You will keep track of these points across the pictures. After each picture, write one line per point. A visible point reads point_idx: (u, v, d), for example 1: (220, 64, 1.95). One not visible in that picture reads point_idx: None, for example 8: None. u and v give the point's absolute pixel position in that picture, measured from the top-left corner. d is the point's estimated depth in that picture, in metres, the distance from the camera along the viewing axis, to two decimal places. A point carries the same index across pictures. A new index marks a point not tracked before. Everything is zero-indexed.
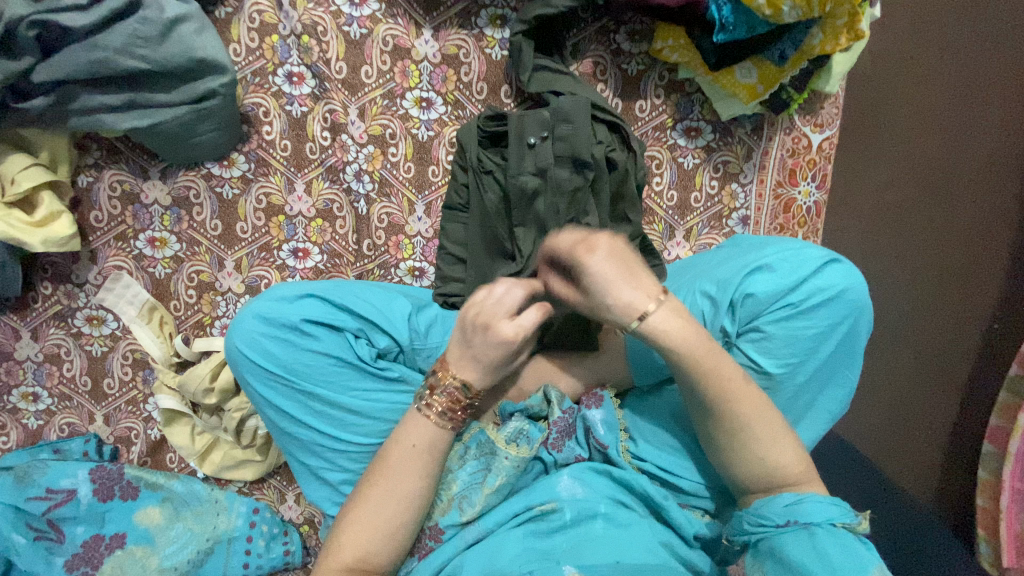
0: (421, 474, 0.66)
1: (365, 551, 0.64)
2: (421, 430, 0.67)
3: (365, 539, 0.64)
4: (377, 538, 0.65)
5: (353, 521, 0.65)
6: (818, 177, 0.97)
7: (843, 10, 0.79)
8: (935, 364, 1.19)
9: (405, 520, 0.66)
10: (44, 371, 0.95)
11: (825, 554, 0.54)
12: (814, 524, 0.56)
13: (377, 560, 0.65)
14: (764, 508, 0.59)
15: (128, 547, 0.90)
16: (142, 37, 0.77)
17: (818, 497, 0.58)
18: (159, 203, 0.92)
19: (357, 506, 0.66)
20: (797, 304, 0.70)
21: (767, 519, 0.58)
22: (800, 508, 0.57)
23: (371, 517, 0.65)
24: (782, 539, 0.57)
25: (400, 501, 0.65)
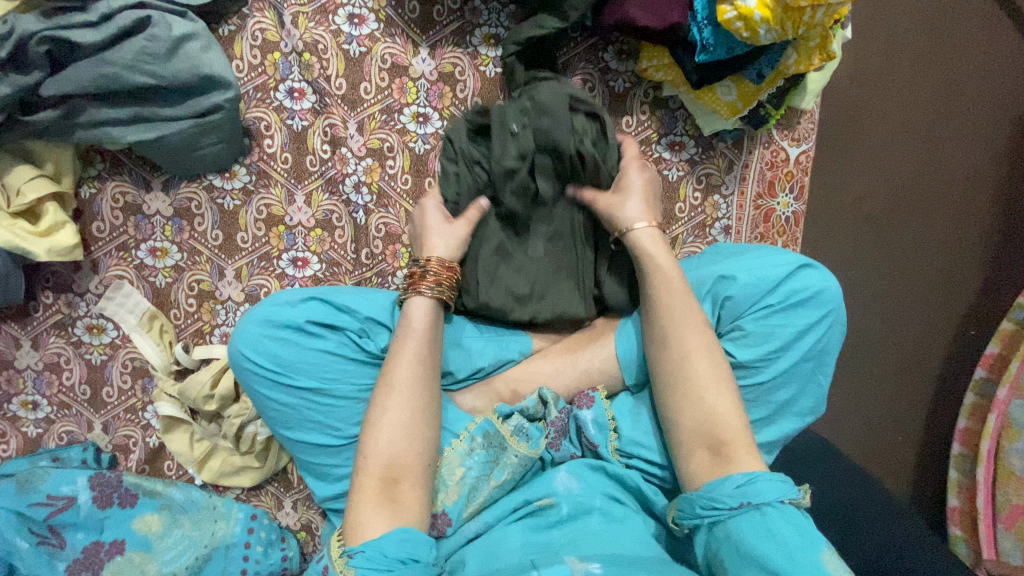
0: (412, 355, 0.72)
1: (389, 453, 0.66)
2: (407, 319, 0.74)
3: (388, 442, 0.67)
4: (401, 437, 0.67)
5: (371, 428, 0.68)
6: (796, 190, 1.02)
7: (815, 32, 0.85)
8: (909, 365, 1.25)
9: (421, 415, 0.69)
10: (44, 379, 0.96)
11: (778, 534, 0.57)
12: (765, 503, 0.59)
13: (406, 463, 0.66)
14: (715, 492, 0.62)
15: (127, 553, 0.91)
16: (150, 54, 0.80)
17: (766, 473, 0.61)
18: (161, 214, 0.94)
19: (376, 417, 0.68)
20: (774, 305, 0.75)
21: (719, 504, 0.61)
22: (750, 489, 0.60)
23: (390, 420, 0.68)
24: (736, 522, 0.60)
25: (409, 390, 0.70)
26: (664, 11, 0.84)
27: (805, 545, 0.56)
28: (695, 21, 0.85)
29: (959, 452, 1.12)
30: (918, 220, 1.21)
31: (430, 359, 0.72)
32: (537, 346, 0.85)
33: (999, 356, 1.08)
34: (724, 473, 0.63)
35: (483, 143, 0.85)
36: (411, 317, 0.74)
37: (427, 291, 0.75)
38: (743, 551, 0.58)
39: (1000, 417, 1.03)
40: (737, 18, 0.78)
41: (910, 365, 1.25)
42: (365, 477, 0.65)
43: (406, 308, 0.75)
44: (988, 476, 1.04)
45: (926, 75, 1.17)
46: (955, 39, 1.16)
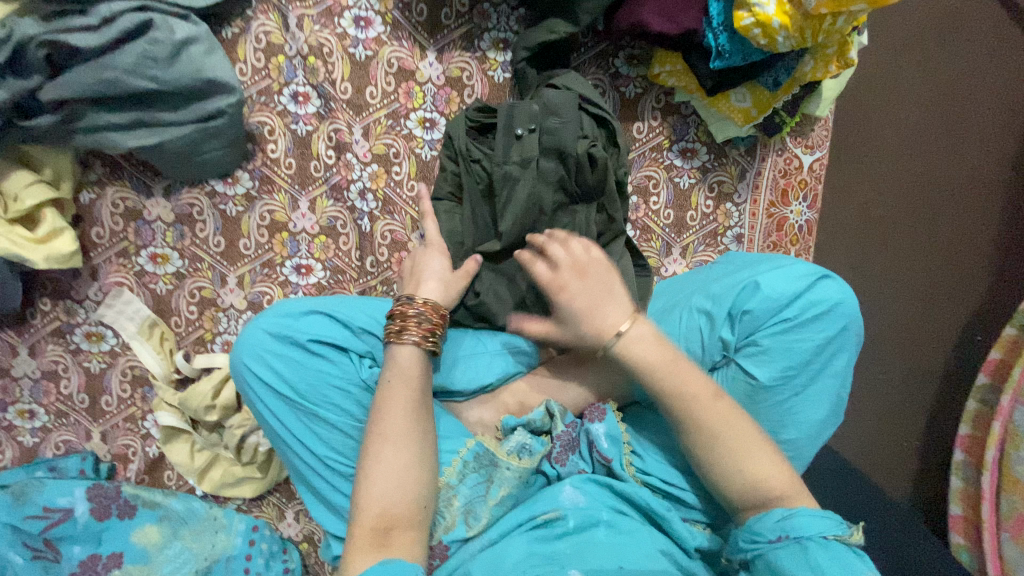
0: (406, 403, 0.68)
1: (382, 504, 0.63)
2: (396, 366, 0.70)
3: (380, 494, 0.64)
4: (393, 484, 0.64)
5: (365, 478, 0.65)
6: (810, 198, 1.01)
7: (833, 40, 0.83)
8: (920, 375, 1.23)
9: (415, 466, 0.66)
10: (41, 388, 0.94)
11: (819, 565, 0.57)
12: (804, 538, 0.59)
13: (399, 516, 0.63)
14: (756, 525, 0.62)
15: (124, 567, 0.89)
16: (151, 58, 0.78)
17: (806, 509, 0.61)
18: (163, 220, 0.92)
19: (367, 466, 0.65)
20: (791, 319, 0.73)
21: (759, 536, 0.61)
22: (790, 522, 0.60)
23: (380, 468, 0.65)
24: (776, 555, 0.59)
25: (400, 442, 0.66)
26: (679, 16, 0.82)
27: None
28: (709, 27, 0.82)
29: (961, 458, 1.10)
30: (933, 228, 1.18)
31: (420, 404, 0.69)
32: (546, 358, 0.83)
33: (999, 363, 1.06)
34: (765, 511, 0.63)
35: (485, 142, 0.88)
36: (399, 363, 0.70)
37: (411, 339, 0.71)
38: None
39: (1004, 424, 1.01)
40: (754, 25, 0.76)
41: (922, 375, 1.23)
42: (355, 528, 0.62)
43: (391, 357, 0.71)
44: (992, 482, 1.01)
45: (941, 81, 1.15)
46: (971, 45, 1.14)
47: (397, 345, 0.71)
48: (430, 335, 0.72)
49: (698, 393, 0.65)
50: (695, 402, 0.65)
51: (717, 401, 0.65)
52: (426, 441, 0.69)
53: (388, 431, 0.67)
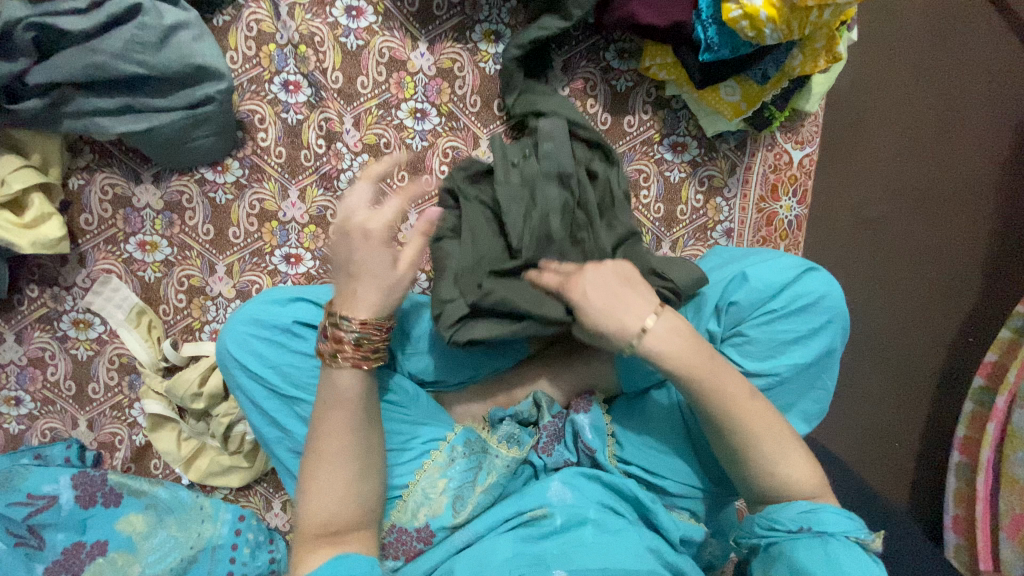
0: (346, 416, 0.65)
1: (328, 514, 0.63)
2: (331, 382, 0.65)
3: (325, 504, 0.63)
4: (338, 495, 0.64)
5: (307, 488, 0.64)
6: (799, 193, 1.00)
7: (821, 33, 0.84)
8: (907, 371, 1.24)
9: (361, 473, 0.65)
10: (28, 374, 0.94)
11: (834, 560, 0.60)
12: (827, 533, 0.62)
13: (346, 521, 0.64)
14: (778, 514, 0.64)
15: (109, 555, 0.89)
16: (140, 43, 0.78)
17: (830, 506, 0.64)
18: (152, 207, 0.92)
19: (310, 477, 0.64)
20: (777, 310, 0.74)
21: (779, 524, 0.64)
22: (814, 516, 0.63)
23: (323, 483, 0.64)
24: (794, 544, 0.62)
25: (342, 453, 0.64)
26: (668, 9, 0.84)
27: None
28: (699, 19, 0.83)
29: (959, 461, 1.11)
30: (922, 225, 1.19)
31: (362, 414, 0.65)
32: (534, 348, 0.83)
33: (995, 365, 1.06)
34: (786, 501, 0.66)
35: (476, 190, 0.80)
36: (334, 380, 0.65)
37: (346, 362, 0.64)
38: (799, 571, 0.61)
39: (1000, 425, 1.02)
40: (742, 17, 0.77)
41: (911, 373, 1.23)
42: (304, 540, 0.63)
43: (327, 379, 0.65)
44: (988, 483, 1.02)
45: (929, 79, 1.16)
46: (957, 45, 1.15)
47: (333, 366, 0.65)
48: (369, 354, 0.65)
49: (734, 390, 0.65)
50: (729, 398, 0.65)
51: (751, 400, 0.66)
52: (368, 450, 0.66)
53: (328, 442, 0.64)
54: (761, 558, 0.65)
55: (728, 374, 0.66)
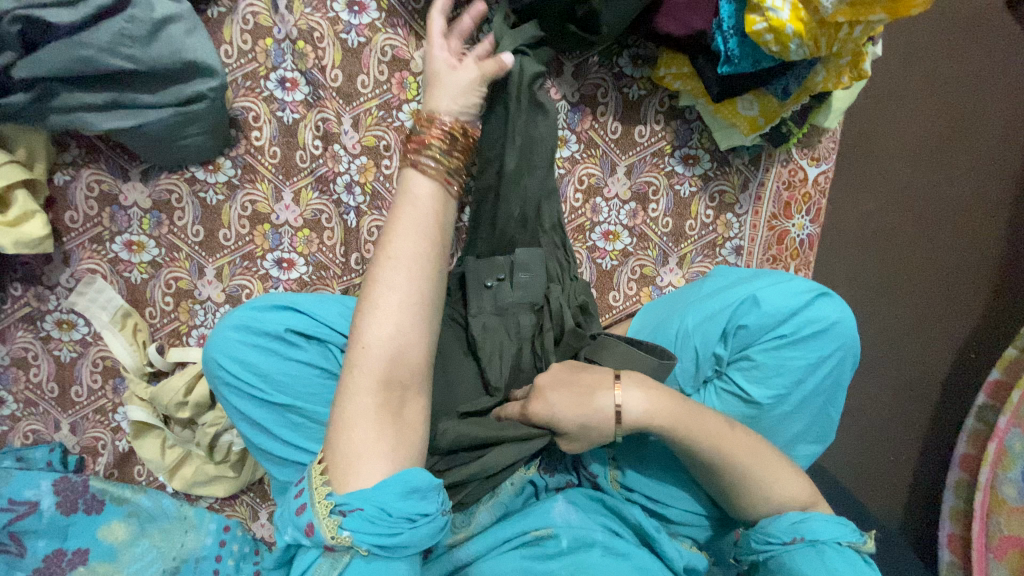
0: (422, 227, 0.59)
1: (391, 348, 0.54)
2: (409, 189, 0.62)
3: (393, 336, 0.54)
4: (402, 329, 0.55)
5: (369, 314, 0.55)
6: (813, 212, 0.97)
7: (848, 49, 0.79)
8: (914, 392, 1.20)
9: (430, 303, 0.57)
10: (10, 375, 0.91)
11: (833, 568, 0.59)
12: (821, 541, 0.61)
13: (409, 369, 0.55)
14: (771, 527, 0.64)
15: (90, 564, 0.88)
16: (129, 37, 0.73)
17: (822, 515, 0.63)
18: (139, 206, 0.88)
19: (370, 301, 0.56)
20: (787, 335, 0.70)
21: (774, 538, 0.63)
22: (806, 526, 0.62)
23: (384, 310, 0.55)
24: (790, 556, 0.61)
25: (413, 266, 0.57)
26: (687, 17, 0.79)
27: None
28: (719, 30, 0.78)
29: (960, 478, 1.08)
30: (936, 243, 1.15)
31: (437, 231, 0.60)
32: None
33: (1000, 383, 1.04)
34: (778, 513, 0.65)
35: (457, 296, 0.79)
36: (414, 182, 0.62)
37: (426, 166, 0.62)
38: None
39: (999, 444, 0.99)
40: (767, 31, 0.72)
41: (919, 395, 1.19)
42: (360, 379, 0.53)
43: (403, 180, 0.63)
44: (983, 501, 0.99)
45: (951, 92, 1.12)
46: (978, 57, 1.11)
47: (412, 168, 0.63)
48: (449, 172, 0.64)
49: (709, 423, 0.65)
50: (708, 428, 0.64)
51: (734, 433, 0.65)
52: (440, 285, 0.59)
53: (402, 259, 0.58)
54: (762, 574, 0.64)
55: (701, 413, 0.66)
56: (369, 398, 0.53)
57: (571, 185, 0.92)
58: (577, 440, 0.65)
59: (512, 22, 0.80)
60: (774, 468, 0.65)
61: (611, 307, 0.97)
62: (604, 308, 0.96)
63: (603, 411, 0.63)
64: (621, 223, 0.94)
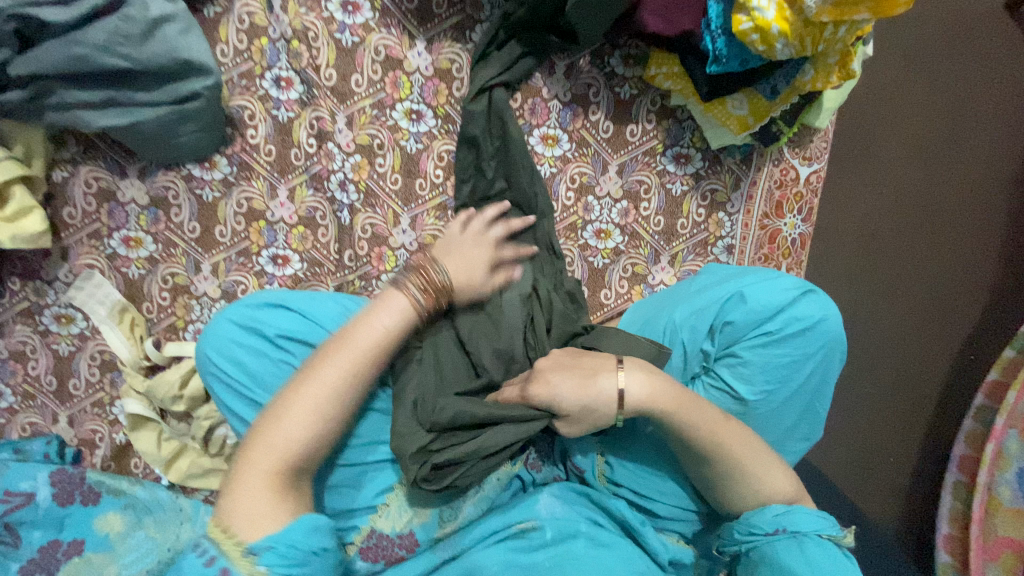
0: (373, 347, 0.63)
1: (297, 445, 0.58)
2: (387, 304, 0.65)
3: (301, 434, 0.59)
4: (314, 434, 0.60)
5: (289, 407, 0.59)
6: (805, 211, 0.97)
7: (834, 50, 0.79)
8: (911, 392, 1.19)
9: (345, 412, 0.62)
10: (8, 367, 0.93)
11: (813, 561, 0.61)
12: (802, 533, 0.63)
13: (307, 460, 0.60)
14: (755, 518, 0.64)
15: (85, 554, 0.87)
16: (123, 35, 0.75)
17: (806, 509, 0.65)
18: (137, 202, 0.89)
19: (296, 391, 0.60)
20: (773, 332, 0.71)
21: (758, 529, 0.64)
22: (788, 518, 0.64)
23: (306, 408, 0.59)
24: (773, 546, 0.63)
25: (349, 375, 0.62)
26: (675, 16, 0.80)
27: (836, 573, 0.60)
28: (708, 30, 0.79)
29: (958, 480, 1.08)
30: (931, 243, 1.15)
31: (381, 359, 0.64)
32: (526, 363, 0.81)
33: (997, 383, 1.03)
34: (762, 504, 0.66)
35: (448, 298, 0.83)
36: (393, 297, 0.65)
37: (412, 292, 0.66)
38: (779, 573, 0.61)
39: (996, 446, 0.98)
40: (752, 30, 0.72)
41: (914, 395, 1.19)
42: (260, 461, 0.57)
43: (387, 296, 0.66)
44: (981, 504, 0.98)
45: (947, 91, 1.11)
46: (973, 56, 1.11)
47: (397, 290, 0.66)
48: (428, 290, 0.67)
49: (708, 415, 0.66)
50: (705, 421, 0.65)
51: (728, 424, 0.66)
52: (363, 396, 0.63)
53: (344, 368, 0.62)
54: (742, 564, 0.65)
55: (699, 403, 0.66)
56: (266, 473, 0.57)
57: (562, 185, 0.93)
58: (574, 425, 0.67)
59: (501, 39, 0.86)
60: (764, 461, 0.66)
61: (603, 305, 0.97)
62: (596, 306, 0.97)
63: (605, 394, 0.64)
64: (613, 222, 0.95)
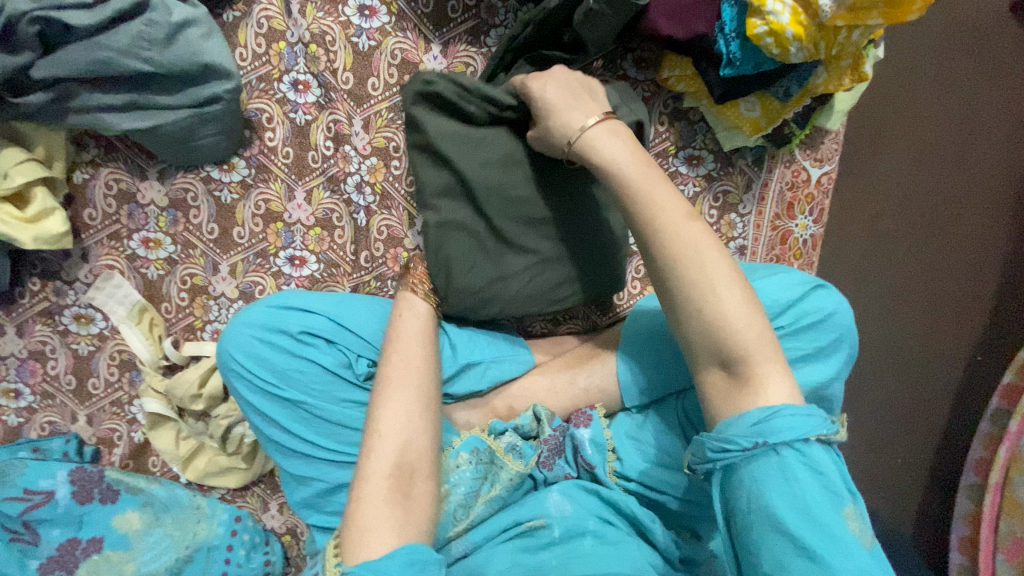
0: (418, 338, 0.72)
1: (399, 436, 0.63)
2: (410, 311, 0.75)
3: (401, 426, 0.64)
4: (411, 421, 0.65)
5: (380, 410, 0.65)
6: (816, 211, 0.98)
7: (847, 52, 0.80)
8: (923, 393, 1.19)
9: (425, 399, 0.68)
10: (28, 368, 0.94)
11: (800, 489, 0.49)
12: (784, 445, 0.49)
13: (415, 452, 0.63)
14: (728, 431, 0.52)
15: (104, 552, 0.89)
16: (147, 39, 0.76)
17: (793, 408, 0.50)
18: (156, 204, 0.91)
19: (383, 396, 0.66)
20: (785, 328, 0.71)
21: (731, 445, 0.51)
22: (767, 426, 0.50)
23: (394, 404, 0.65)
24: (751, 468, 0.50)
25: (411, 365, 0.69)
26: (691, 19, 0.80)
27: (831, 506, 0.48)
28: (721, 32, 0.80)
29: (972, 480, 1.06)
30: (943, 246, 1.14)
31: (426, 346, 0.73)
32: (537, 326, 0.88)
33: (1014, 387, 1.01)
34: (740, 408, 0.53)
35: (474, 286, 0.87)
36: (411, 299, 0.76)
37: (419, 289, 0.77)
38: (761, 504, 0.49)
39: (1009, 448, 0.98)
40: (767, 34, 0.73)
41: (925, 396, 1.19)
42: (376, 465, 0.61)
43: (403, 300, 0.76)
44: (993, 504, 0.99)
45: (965, 92, 1.10)
46: (986, 53, 1.08)
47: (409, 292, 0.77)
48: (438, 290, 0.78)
49: (667, 206, 0.59)
50: (658, 211, 0.59)
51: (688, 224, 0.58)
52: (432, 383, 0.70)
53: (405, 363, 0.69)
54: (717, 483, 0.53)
55: (663, 187, 0.61)
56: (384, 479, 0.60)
57: None
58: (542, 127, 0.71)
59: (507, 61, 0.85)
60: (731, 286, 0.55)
61: (615, 305, 0.98)
62: (609, 306, 0.98)
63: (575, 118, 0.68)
64: None
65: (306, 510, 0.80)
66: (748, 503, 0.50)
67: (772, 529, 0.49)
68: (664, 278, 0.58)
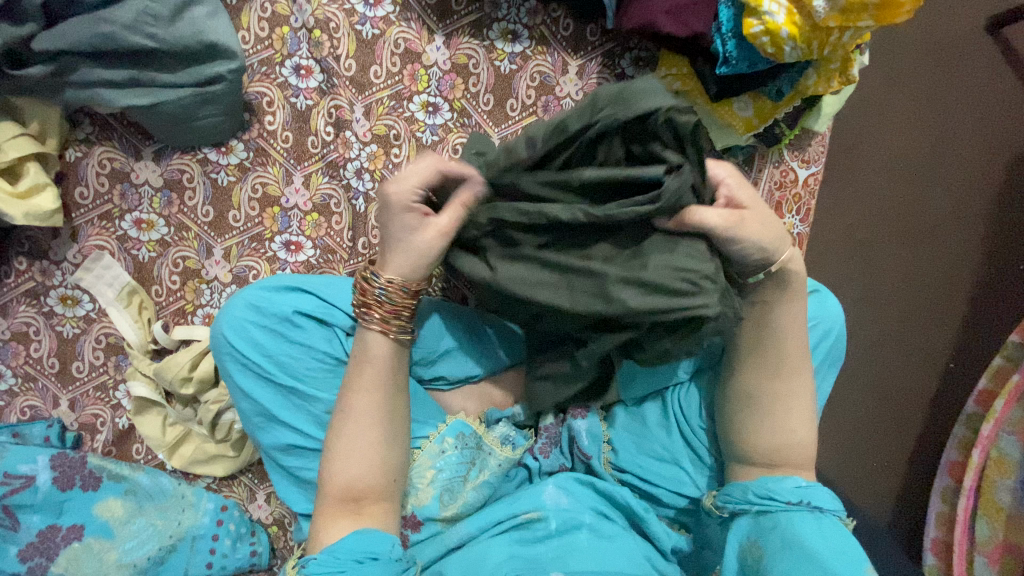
0: (372, 385, 0.66)
1: (348, 482, 0.65)
2: (365, 355, 0.66)
3: (348, 474, 0.65)
4: (365, 469, 0.65)
5: (335, 454, 0.66)
6: (803, 212, 1.00)
7: (838, 54, 0.84)
8: (903, 392, 1.22)
9: (379, 439, 0.66)
10: (10, 349, 0.91)
11: (826, 535, 0.61)
12: (820, 508, 0.63)
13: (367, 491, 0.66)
14: (776, 487, 0.64)
15: (84, 540, 0.86)
16: (151, 15, 0.76)
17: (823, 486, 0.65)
18: (150, 184, 0.90)
19: (334, 442, 0.66)
20: None
21: (777, 496, 0.63)
22: (807, 491, 0.64)
23: (347, 448, 0.66)
24: (790, 518, 0.62)
25: (362, 415, 0.66)
26: (688, 18, 0.83)
27: (853, 553, 0.60)
28: (719, 33, 0.83)
29: (949, 485, 1.08)
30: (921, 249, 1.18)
31: (384, 390, 0.67)
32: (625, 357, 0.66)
33: (988, 392, 1.03)
34: (781, 475, 0.66)
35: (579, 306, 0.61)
36: (366, 342, 0.66)
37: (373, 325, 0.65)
38: (799, 547, 0.60)
39: (983, 452, 0.99)
40: (763, 33, 0.77)
41: (904, 396, 1.22)
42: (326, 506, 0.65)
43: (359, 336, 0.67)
44: (968, 504, 1.00)
45: (939, 104, 1.15)
46: (959, 69, 1.15)
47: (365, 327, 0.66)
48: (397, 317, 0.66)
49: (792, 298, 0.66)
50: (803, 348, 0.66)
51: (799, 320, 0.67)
52: (394, 425, 0.68)
53: (354, 411, 0.66)
54: (750, 527, 0.64)
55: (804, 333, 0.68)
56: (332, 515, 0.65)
57: None
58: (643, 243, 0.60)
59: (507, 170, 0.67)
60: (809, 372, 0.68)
61: None
62: None
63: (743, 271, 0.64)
64: None
65: (291, 498, 0.78)
66: (778, 543, 0.61)
67: (804, 559, 0.59)
68: (775, 382, 0.67)
